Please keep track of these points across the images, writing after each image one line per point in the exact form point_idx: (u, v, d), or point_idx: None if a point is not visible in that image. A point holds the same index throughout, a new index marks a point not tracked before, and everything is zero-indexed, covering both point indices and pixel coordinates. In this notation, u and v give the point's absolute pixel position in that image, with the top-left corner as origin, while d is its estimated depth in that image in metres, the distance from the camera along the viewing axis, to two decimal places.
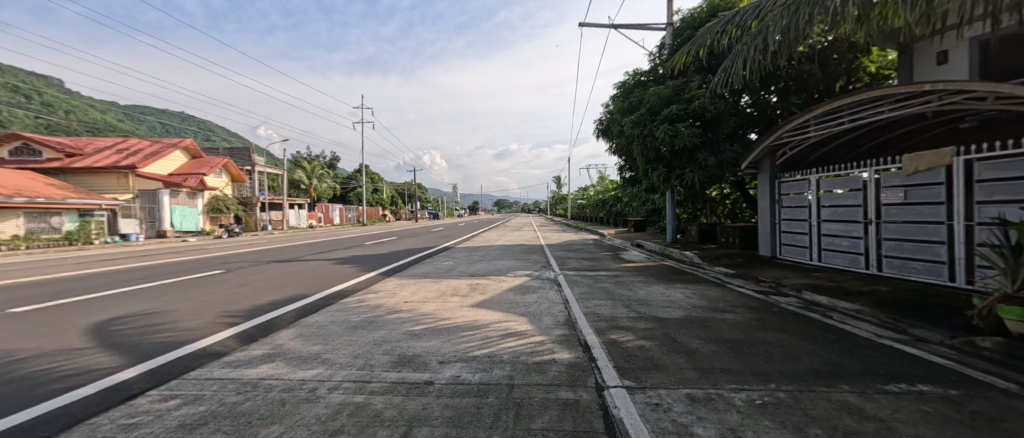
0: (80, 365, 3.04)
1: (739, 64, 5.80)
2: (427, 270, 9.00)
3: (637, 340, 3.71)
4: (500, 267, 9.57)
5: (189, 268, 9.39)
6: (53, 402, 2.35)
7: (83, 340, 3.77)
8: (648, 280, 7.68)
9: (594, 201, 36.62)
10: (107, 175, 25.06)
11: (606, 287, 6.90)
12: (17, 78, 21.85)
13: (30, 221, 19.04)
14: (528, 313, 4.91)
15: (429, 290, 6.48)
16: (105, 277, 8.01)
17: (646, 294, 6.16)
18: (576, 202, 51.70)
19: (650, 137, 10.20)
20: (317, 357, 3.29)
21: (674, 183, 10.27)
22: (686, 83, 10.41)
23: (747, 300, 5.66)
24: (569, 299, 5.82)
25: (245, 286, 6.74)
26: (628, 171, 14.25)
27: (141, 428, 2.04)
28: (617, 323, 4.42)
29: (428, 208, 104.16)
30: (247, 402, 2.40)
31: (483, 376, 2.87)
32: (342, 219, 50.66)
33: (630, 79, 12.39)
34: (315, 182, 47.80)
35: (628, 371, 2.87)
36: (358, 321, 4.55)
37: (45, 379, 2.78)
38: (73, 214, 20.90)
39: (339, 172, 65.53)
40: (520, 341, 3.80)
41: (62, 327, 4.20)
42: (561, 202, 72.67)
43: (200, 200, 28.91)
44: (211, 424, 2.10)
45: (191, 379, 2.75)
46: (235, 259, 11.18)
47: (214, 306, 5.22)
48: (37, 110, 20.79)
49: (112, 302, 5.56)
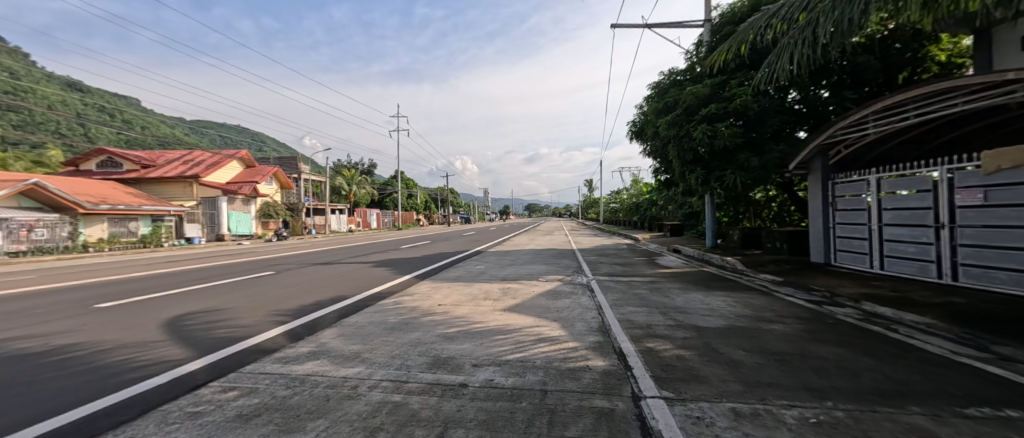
0: (154, 356, 3.38)
1: (786, 60, 5.44)
2: (459, 274, 9.15)
3: (675, 350, 3.57)
4: (531, 271, 9.55)
5: (243, 269, 10.17)
6: (131, 390, 2.62)
7: (155, 333, 4.17)
8: (686, 286, 7.38)
9: (627, 204, 35.66)
10: (175, 184, 27.72)
11: (641, 293, 6.71)
12: (104, 99, 24.84)
13: (113, 225, 21.54)
14: (560, 319, 4.87)
15: (462, 294, 6.59)
16: (171, 277, 8.82)
17: (683, 302, 5.89)
18: (608, 205, 50.72)
19: (687, 138, 9.83)
20: (357, 356, 3.45)
21: (713, 185, 9.77)
22: (725, 80, 9.92)
23: (797, 310, 5.27)
24: (602, 305, 5.69)
25: (291, 288, 7.15)
26: (663, 173, 13.83)
27: (204, 416, 2.24)
28: (653, 330, 4.28)
29: (461, 212, 106.45)
30: (295, 396, 2.55)
31: (516, 381, 2.88)
32: (379, 224, 52.82)
33: (665, 79, 12.03)
34: (355, 188, 50.12)
35: (667, 381, 2.77)
36: (394, 322, 4.72)
37: (124, 368, 3.10)
38: (147, 219, 23.29)
39: (376, 179, 68.39)
40: (552, 346, 3.77)
41: (139, 321, 4.70)
42: (593, 205, 71.23)
43: (253, 206, 31.33)
44: (264, 415, 2.27)
45: (247, 373, 2.97)
46: (283, 261, 11.97)
47: (266, 306, 5.59)
48: (117, 127, 23.51)
49: (178, 299, 6.10)
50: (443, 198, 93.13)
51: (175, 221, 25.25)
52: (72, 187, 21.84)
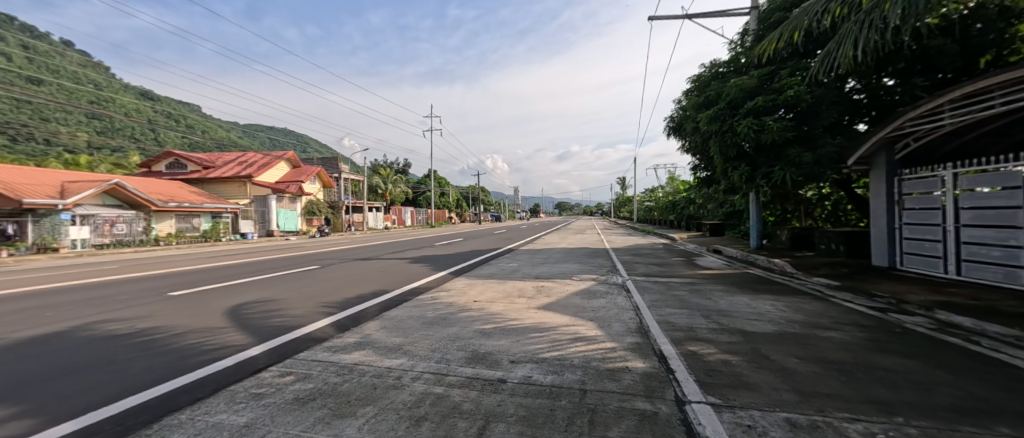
0: (220, 341, 3.70)
1: (849, 47, 5.00)
2: (492, 271, 9.25)
3: (720, 354, 3.42)
4: (564, 270, 9.49)
5: (291, 263, 10.86)
6: (202, 371, 2.88)
7: (220, 320, 4.57)
8: (729, 289, 7.04)
9: (662, 203, 34.42)
10: (231, 183, 30.03)
11: (680, 295, 6.47)
12: (170, 106, 27.32)
13: (180, 221, 23.74)
14: (596, 319, 4.82)
15: (496, 291, 6.66)
16: (229, 269, 9.60)
17: (727, 305, 5.62)
18: (642, 204, 49.27)
19: (731, 133, 9.35)
20: (400, 348, 3.59)
21: (759, 182, 9.27)
22: (775, 71, 9.33)
23: (856, 317, 4.88)
24: (639, 306, 5.55)
25: (335, 281, 7.55)
26: (703, 170, 13.29)
27: (266, 398, 2.43)
28: (695, 333, 4.13)
29: (491, 210, 107.49)
30: (345, 383, 2.70)
31: (555, 379, 2.89)
32: (412, 222, 54.47)
33: (706, 71, 11.51)
34: (391, 187, 51.93)
35: (714, 387, 2.66)
36: (432, 317, 4.86)
37: (196, 351, 3.41)
38: (208, 216, 25.46)
39: (410, 178, 70.47)
40: (589, 346, 3.73)
41: (206, 309, 5.16)
42: (627, 204, 69.32)
43: (298, 204, 33.32)
44: (319, 399, 2.42)
45: (301, 359, 3.19)
46: (326, 256, 12.64)
47: (314, 297, 5.95)
48: (181, 131, 25.75)
49: (237, 290, 6.64)
50: (474, 196, 94.41)
51: (232, 218, 27.38)
52: (146, 186, 24.27)
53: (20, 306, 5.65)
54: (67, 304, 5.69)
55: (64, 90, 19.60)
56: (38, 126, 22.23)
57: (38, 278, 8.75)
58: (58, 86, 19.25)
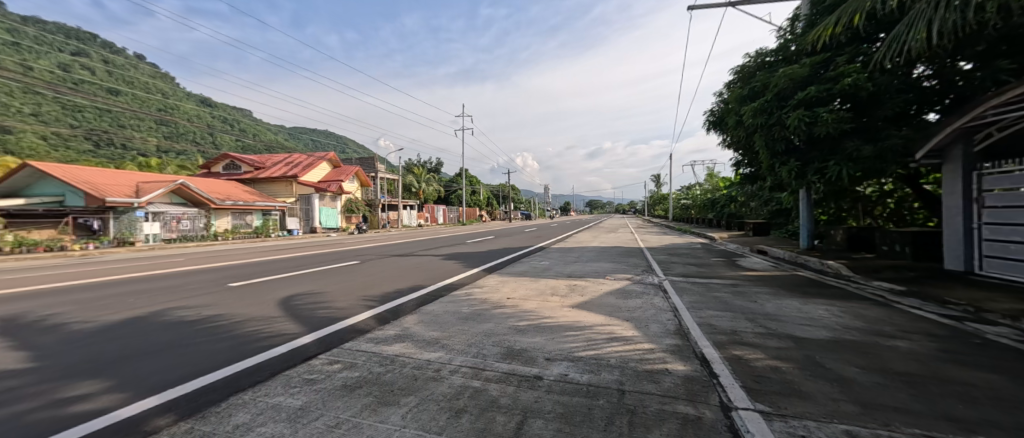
0: (275, 329, 3.99)
1: (922, 31, 4.51)
2: (525, 269, 9.28)
3: (768, 360, 3.24)
4: (598, 269, 9.35)
5: (334, 258, 11.47)
6: (260, 356, 3.12)
7: (274, 310, 4.92)
8: (776, 292, 6.64)
9: (700, 201, 32.97)
10: (279, 183, 32.07)
11: (722, 297, 6.18)
12: (226, 112, 29.57)
13: (235, 218, 25.71)
14: (632, 319, 4.72)
15: (529, 289, 6.68)
16: (279, 263, 10.29)
17: (775, 309, 5.31)
18: (678, 202, 47.48)
19: (779, 126, 8.80)
20: (437, 342, 3.70)
21: (811, 178, 8.65)
22: (831, 58, 8.64)
23: (925, 326, 4.45)
24: (678, 307, 5.36)
25: (374, 276, 7.89)
26: (746, 166, 12.61)
27: (318, 383, 2.59)
28: (739, 337, 3.94)
29: (521, 208, 107.72)
30: (388, 373, 2.83)
31: (592, 378, 2.86)
32: (444, 219, 55.71)
33: (751, 61, 10.87)
34: (424, 185, 53.35)
35: (762, 393, 2.53)
36: (467, 312, 4.95)
37: (254, 338, 3.71)
38: (258, 214, 27.41)
39: (443, 177, 72.06)
40: (626, 346, 3.66)
41: (261, 299, 5.58)
42: (662, 201, 66.97)
43: (339, 202, 35.05)
44: (364, 387, 2.55)
45: (347, 349, 3.37)
46: (365, 252, 13.23)
47: (356, 291, 6.24)
48: (235, 135, 27.77)
49: (287, 282, 7.11)
50: (504, 194, 94.97)
51: (279, 216, 29.28)
52: (207, 186, 26.45)
53: (106, 293, 6.37)
54: (144, 292, 6.35)
55: (137, 99, 21.75)
56: (117, 133, 24.79)
57: (119, 269, 9.82)
58: (132, 97, 21.37)
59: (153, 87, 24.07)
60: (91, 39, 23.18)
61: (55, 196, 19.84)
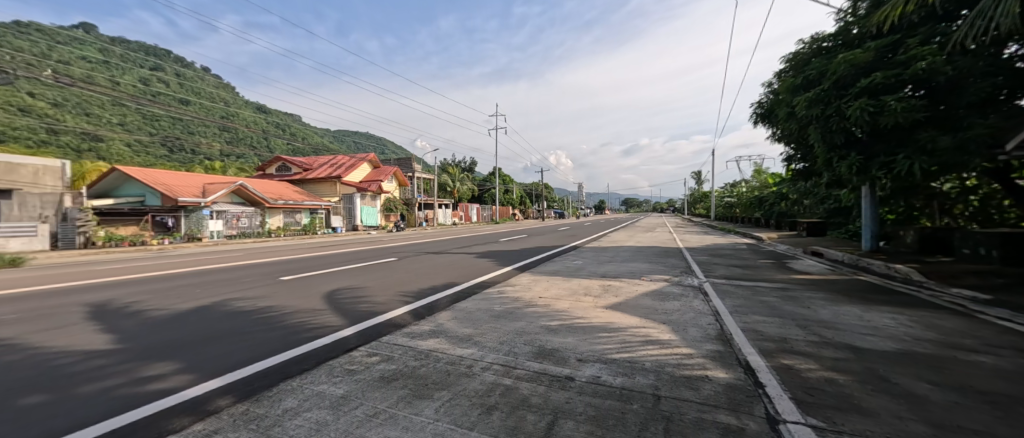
0: (320, 321, 4.25)
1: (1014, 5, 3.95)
2: (557, 268, 9.22)
3: (822, 371, 2.99)
4: (633, 269, 9.08)
5: (373, 255, 12.01)
6: (306, 346, 3.33)
7: (319, 302, 5.24)
8: (832, 297, 6.11)
9: (746, 199, 31.07)
10: (324, 183, 34.05)
11: (770, 302, 5.78)
12: (279, 118, 31.81)
13: (286, 216, 27.65)
14: (670, 322, 4.54)
15: (562, 288, 6.62)
16: (324, 259, 10.95)
17: (831, 316, 4.89)
18: (721, 200, 45.08)
19: (837, 116, 8.08)
20: (470, 339, 3.76)
21: (876, 173, 7.88)
22: (901, 40, 7.77)
23: (1016, 340, 3.91)
24: (720, 311, 5.09)
25: (410, 273, 8.16)
26: (799, 161, 11.72)
27: (358, 374, 2.73)
28: (789, 345, 3.67)
29: (555, 207, 107.04)
30: (422, 367, 2.91)
31: (625, 381, 2.78)
32: (478, 218, 56.59)
33: (806, 48, 10.05)
34: (458, 184, 54.45)
35: (814, 407, 2.34)
36: (499, 311, 5.00)
37: (302, 328, 3.97)
38: (306, 212, 29.31)
39: (477, 176, 73.15)
40: (663, 350, 3.52)
41: (308, 293, 5.96)
42: (703, 200, 63.79)
43: (378, 201, 36.64)
44: (400, 380, 2.65)
45: (384, 342, 3.51)
46: (403, 249, 13.75)
47: (393, 287, 6.50)
48: (286, 138, 29.78)
49: (331, 277, 7.54)
50: (538, 193, 94.72)
51: (325, 214, 31.08)
52: (262, 187, 28.58)
53: (177, 284, 7.08)
54: (208, 284, 6.99)
55: (204, 108, 23.97)
56: (186, 139, 27.45)
57: (188, 262, 10.90)
58: (200, 106, 23.58)
59: (217, 96, 26.39)
60: (166, 55, 25.83)
61: (136, 197, 22.34)
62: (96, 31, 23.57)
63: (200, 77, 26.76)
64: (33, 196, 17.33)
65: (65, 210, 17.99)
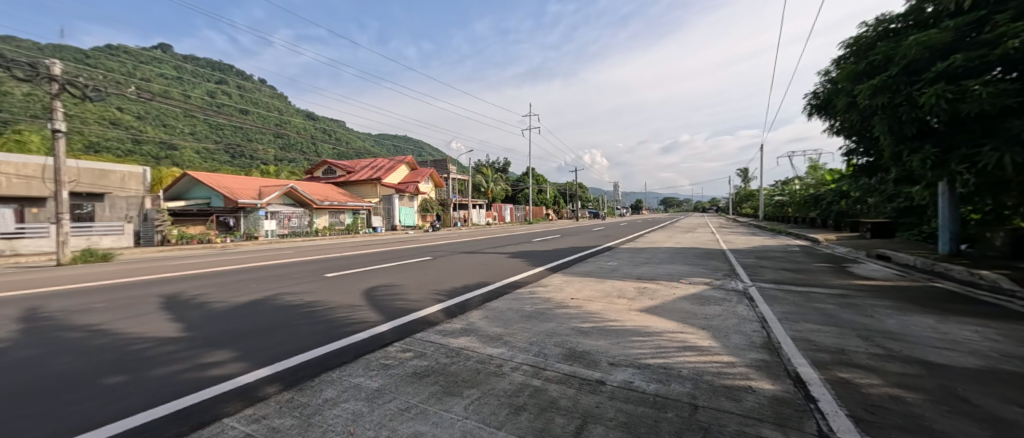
0: (359, 316, 4.46)
1: None
2: (590, 269, 9.05)
3: (886, 387, 2.70)
4: (671, 272, 8.72)
5: (410, 254, 12.45)
6: (345, 340, 3.51)
7: (359, 299, 5.51)
8: (901, 306, 5.51)
9: (799, 197, 28.88)
10: (366, 185, 35.76)
11: (826, 309, 5.31)
12: (325, 124, 33.81)
13: (331, 217, 29.35)
14: (710, 327, 4.31)
15: (595, 290, 6.49)
16: (364, 257, 11.51)
17: (898, 327, 4.41)
18: (770, 199, 42.22)
19: (908, 105, 7.27)
20: (500, 338, 3.79)
21: (957, 168, 6.99)
22: (987, 16, 6.81)
23: None
24: (767, 318, 4.75)
25: (444, 271, 8.36)
26: (862, 155, 10.69)
27: (392, 368, 2.83)
28: (846, 357, 3.35)
29: (589, 207, 105.33)
30: (453, 364, 2.97)
31: (660, 388, 2.67)
32: (511, 218, 56.97)
33: (870, 31, 9.10)
34: (492, 185, 55.10)
35: (875, 426, 2.12)
36: (530, 311, 4.99)
37: (342, 323, 4.18)
38: (349, 213, 30.91)
39: (510, 176, 73.60)
40: (701, 357, 3.35)
41: (348, 289, 6.28)
42: (750, 199, 60.05)
43: (415, 202, 37.92)
44: (432, 376, 2.71)
45: (418, 338, 3.62)
46: (438, 249, 14.12)
47: (427, 285, 6.68)
48: (331, 143, 31.56)
49: (370, 275, 7.90)
50: (572, 193, 93.66)
51: (366, 215, 32.63)
52: (310, 189, 30.50)
53: (235, 279, 7.73)
54: (262, 279, 7.57)
55: (261, 117, 25.96)
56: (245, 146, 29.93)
57: (246, 259, 11.90)
58: (257, 115, 25.57)
59: (271, 106, 28.52)
60: (229, 69, 28.27)
61: (203, 199, 24.62)
62: (171, 50, 26.26)
63: (257, 88, 29.03)
64: (120, 198, 19.65)
65: (145, 210, 19.99)
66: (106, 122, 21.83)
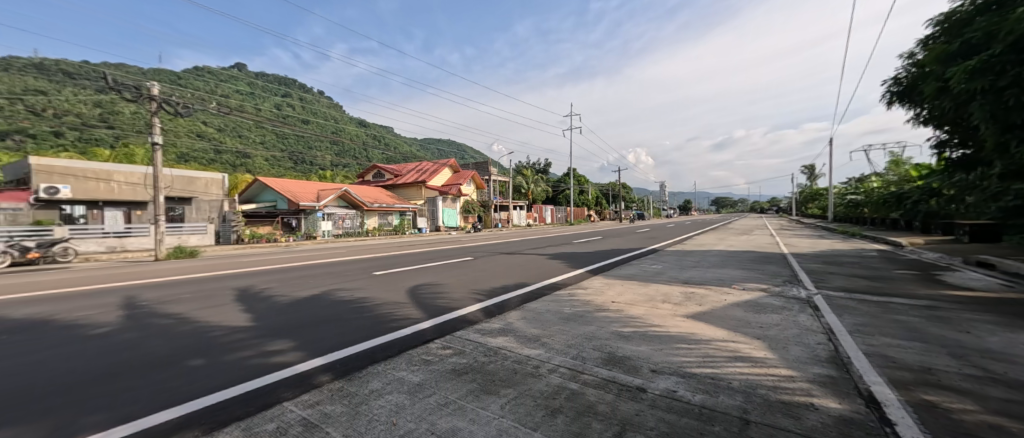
0: (403, 313, 4.67)
1: None
2: (633, 272, 8.74)
3: (983, 414, 2.34)
4: (722, 276, 8.18)
5: (452, 254, 12.82)
6: (390, 336, 3.69)
7: (403, 296, 5.78)
8: (1007, 322, 4.72)
9: (876, 196, 25.78)
10: (411, 187, 37.34)
11: (908, 322, 4.69)
12: (375, 130, 35.80)
13: (380, 218, 30.99)
14: (765, 337, 3.99)
15: (637, 293, 6.25)
16: (410, 257, 12.05)
17: (1003, 346, 3.78)
18: (841, 198, 38.12)
19: (1016, 89, 6.26)
20: (538, 339, 3.78)
21: None
22: None
23: None
24: (834, 329, 4.30)
25: (484, 272, 8.50)
26: (958, 147, 9.32)
27: (433, 364, 2.94)
28: (933, 378, 2.93)
29: (633, 208, 101.77)
30: (491, 363, 3.02)
31: (706, 399, 2.52)
32: (552, 219, 56.55)
33: (965, 5, 7.92)
34: (533, 186, 55.10)
35: None
36: (569, 313, 4.92)
37: (387, 319, 4.40)
38: (396, 214, 32.44)
39: (551, 177, 73.17)
40: (755, 369, 3.11)
41: (393, 287, 6.59)
42: (817, 198, 54.58)
43: (457, 204, 38.93)
44: (470, 374, 2.78)
45: (457, 336, 3.72)
46: (479, 249, 14.40)
47: (467, 285, 6.83)
48: (381, 148, 33.36)
49: (413, 273, 8.24)
50: (615, 193, 91.12)
51: (412, 216, 34.06)
52: (361, 192, 32.44)
53: (295, 275, 8.44)
54: (318, 276, 8.19)
55: (319, 126, 28.11)
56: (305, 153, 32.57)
57: (306, 257, 12.94)
58: (316, 124, 27.68)
59: (328, 115, 30.78)
60: (293, 83, 31.02)
61: (270, 202, 27.19)
62: (246, 69, 29.36)
63: (316, 99, 31.51)
64: (205, 202, 22.44)
65: (224, 212, 22.75)
66: (194, 135, 24.92)
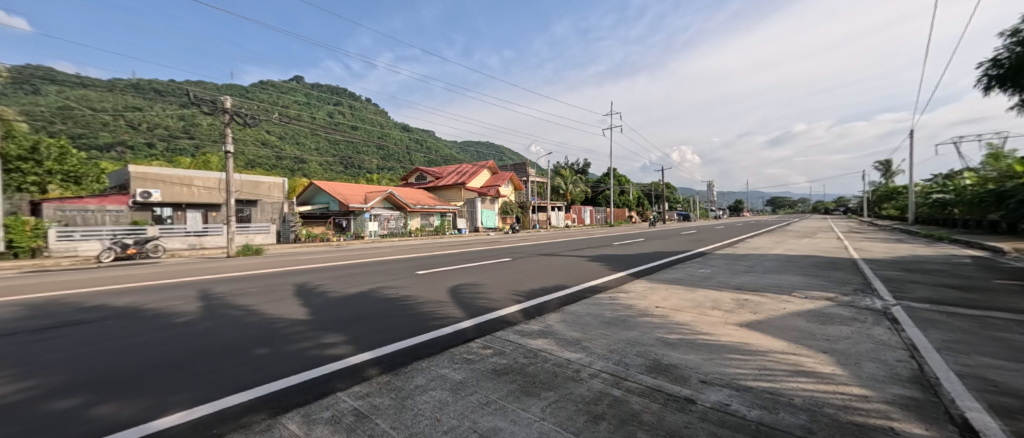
0: (444, 312, 4.80)
1: None
2: (679, 276, 8.32)
3: None
4: (779, 282, 7.55)
5: (491, 254, 12.98)
6: (432, 333, 3.80)
7: (445, 295, 5.93)
8: None
9: (970, 195, 22.52)
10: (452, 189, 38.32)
11: (1012, 341, 4.04)
12: (418, 134, 37.11)
13: (422, 219, 32.10)
14: (832, 350, 3.63)
15: (684, 299, 5.94)
16: (450, 257, 12.37)
17: None
18: (924, 197, 33.76)
19: None
20: (578, 343, 3.72)
21: None
22: None
23: None
24: (917, 345, 3.82)
25: (522, 273, 8.51)
26: None
27: (474, 363, 2.99)
28: None
29: (678, 208, 97.07)
30: (531, 365, 3.01)
31: (763, 415, 2.34)
32: (591, 220, 55.40)
33: None
34: (571, 187, 54.38)
35: None
36: (610, 317, 4.79)
37: (430, 317, 4.53)
38: (437, 215, 33.46)
39: (590, 177, 71.70)
40: (820, 385, 2.84)
41: (435, 286, 6.78)
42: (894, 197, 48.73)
43: (496, 205, 39.35)
44: (511, 374, 2.79)
45: (498, 337, 3.76)
46: (517, 250, 14.45)
47: (505, 286, 6.87)
48: (423, 152, 34.58)
49: (454, 273, 8.44)
50: (658, 193, 87.40)
51: (452, 217, 34.93)
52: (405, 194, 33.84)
53: (346, 272, 8.97)
54: (366, 274, 8.64)
55: (367, 132, 29.69)
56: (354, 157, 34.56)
57: (354, 256, 13.70)
58: (364, 130, 29.23)
59: (375, 122, 32.42)
60: (344, 93, 33.01)
61: (324, 204, 29.14)
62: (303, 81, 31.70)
63: (364, 107, 33.28)
64: (268, 204, 24.48)
65: (284, 212, 24.67)
66: (259, 144, 27.35)
